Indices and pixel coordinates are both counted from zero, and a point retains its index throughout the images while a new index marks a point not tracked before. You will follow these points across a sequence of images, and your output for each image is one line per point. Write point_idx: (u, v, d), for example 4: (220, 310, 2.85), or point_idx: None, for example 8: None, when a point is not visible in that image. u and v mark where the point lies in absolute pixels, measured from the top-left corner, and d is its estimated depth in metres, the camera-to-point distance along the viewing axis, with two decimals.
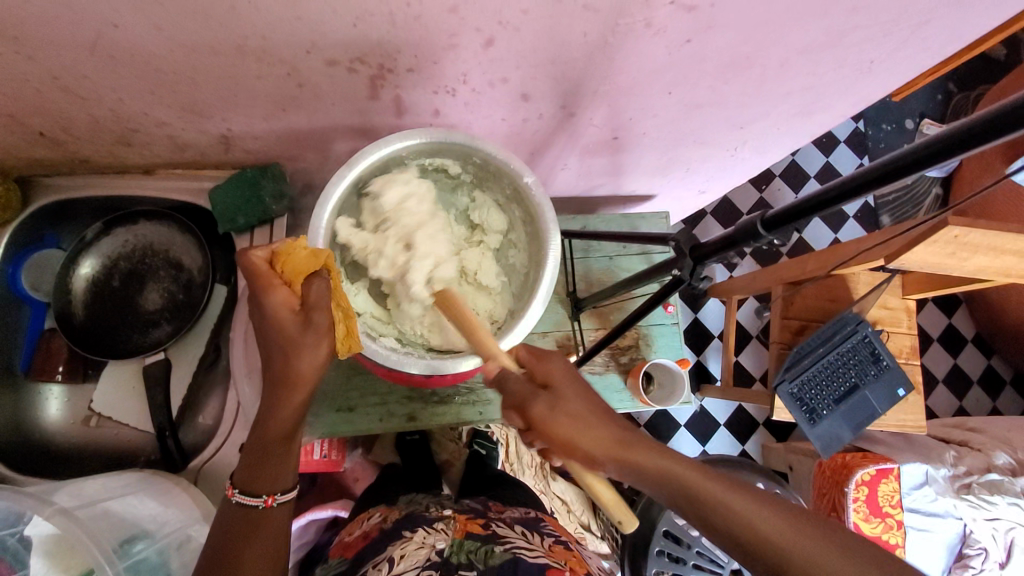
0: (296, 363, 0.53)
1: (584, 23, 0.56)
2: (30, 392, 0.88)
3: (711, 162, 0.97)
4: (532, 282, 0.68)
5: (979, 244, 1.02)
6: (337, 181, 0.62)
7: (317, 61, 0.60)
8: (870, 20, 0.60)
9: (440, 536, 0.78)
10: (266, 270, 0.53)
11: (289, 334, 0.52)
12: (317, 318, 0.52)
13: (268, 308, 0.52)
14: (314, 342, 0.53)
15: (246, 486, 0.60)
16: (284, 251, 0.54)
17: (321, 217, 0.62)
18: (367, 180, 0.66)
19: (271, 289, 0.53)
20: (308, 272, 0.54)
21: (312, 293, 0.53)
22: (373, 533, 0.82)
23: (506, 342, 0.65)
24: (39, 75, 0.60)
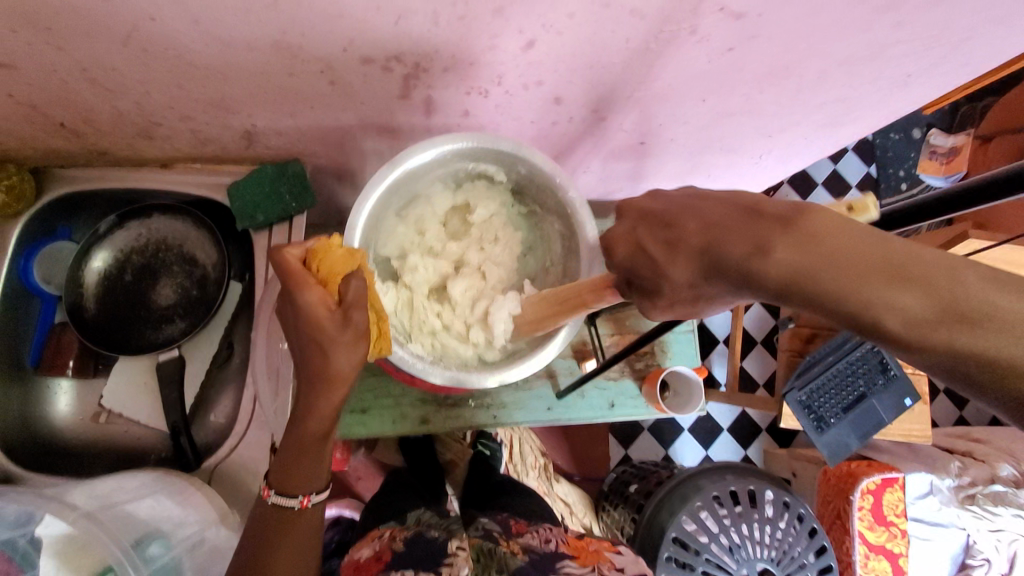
0: (334, 361, 0.52)
1: (629, 28, 0.55)
2: (40, 387, 0.87)
3: (733, 170, 0.97)
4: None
5: (995, 258, 1.02)
6: (379, 180, 0.60)
7: (353, 59, 0.59)
8: (913, 34, 0.59)
9: (461, 561, 0.77)
10: (300, 269, 0.52)
11: (325, 333, 0.51)
12: (355, 316, 0.51)
13: (303, 307, 0.51)
14: (350, 343, 0.52)
15: (282, 486, 0.59)
16: (319, 248, 0.53)
17: (359, 216, 0.61)
18: (406, 181, 0.65)
19: (307, 287, 0.51)
20: (345, 270, 0.53)
21: (350, 291, 0.51)
22: (387, 555, 0.81)
23: (533, 364, 0.65)
24: (66, 66, 0.58)
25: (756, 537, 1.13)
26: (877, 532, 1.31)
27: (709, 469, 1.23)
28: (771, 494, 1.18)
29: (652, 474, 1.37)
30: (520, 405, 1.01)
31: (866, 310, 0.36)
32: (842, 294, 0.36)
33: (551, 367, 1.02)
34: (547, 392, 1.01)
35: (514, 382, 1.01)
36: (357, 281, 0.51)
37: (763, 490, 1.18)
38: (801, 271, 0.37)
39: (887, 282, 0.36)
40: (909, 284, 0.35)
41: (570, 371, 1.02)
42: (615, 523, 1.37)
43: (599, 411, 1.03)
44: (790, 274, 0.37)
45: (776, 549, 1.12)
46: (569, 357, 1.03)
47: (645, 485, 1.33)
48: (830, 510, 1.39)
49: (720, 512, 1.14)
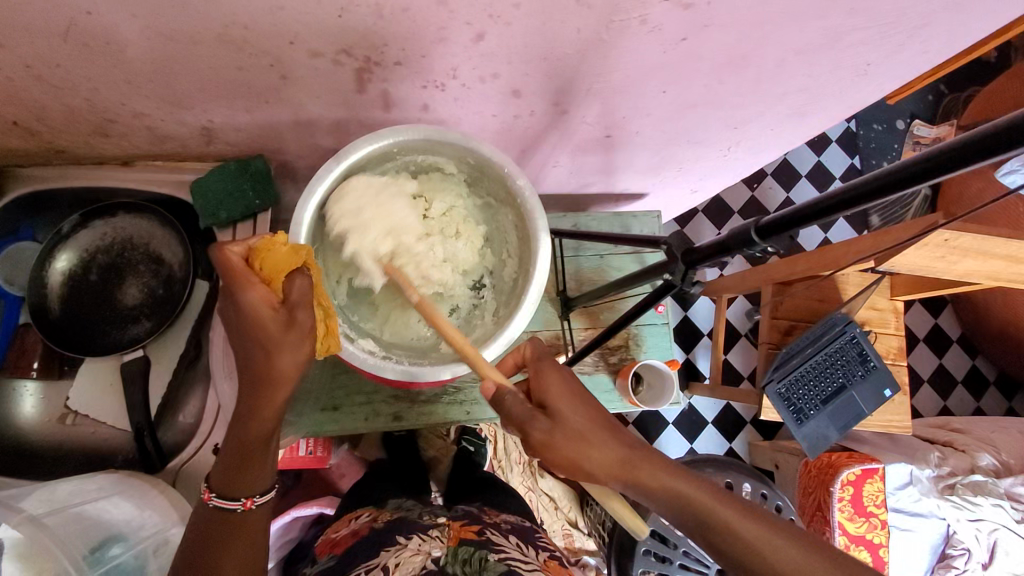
0: (278, 361, 0.51)
1: (578, 18, 0.55)
2: (4, 389, 0.86)
3: (703, 162, 0.96)
4: (520, 289, 0.68)
5: (967, 247, 1.02)
6: (323, 175, 0.61)
7: (301, 52, 0.58)
8: (868, 22, 0.59)
9: (436, 544, 0.76)
10: (242, 268, 0.51)
11: (269, 333, 0.51)
12: (300, 315, 0.52)
13: (245, 306, 0.50)
14: (295, 342, 0.52)
15: (224, 490, 0.59)
16: (262, 246, 0.54)
17: (303, 213, 0.61)
18: (356, 175, 0.65)
19: (249, 286, 0.51)
20: (289, 269, 0.53)
21: (294, 290, 0.52)
22: (361, 534, 0.81)
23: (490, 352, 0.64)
24: (8, 63, 0.57)
25: None
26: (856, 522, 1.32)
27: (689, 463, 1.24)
28: (749, 487, 1.20)
29: None
30: None
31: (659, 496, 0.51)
32: (710, 515, 0.50)
33: None
34: None
35: None
36: (302, 280, 0.53)
37: (740, 483, 1.21)
38: (618, 463, 0.52)
39: (746, 535, 0.49)
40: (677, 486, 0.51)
41: None
42: (598, 517, 1.36)
43: None
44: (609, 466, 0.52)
45: None
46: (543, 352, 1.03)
47: None
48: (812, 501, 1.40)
49: None
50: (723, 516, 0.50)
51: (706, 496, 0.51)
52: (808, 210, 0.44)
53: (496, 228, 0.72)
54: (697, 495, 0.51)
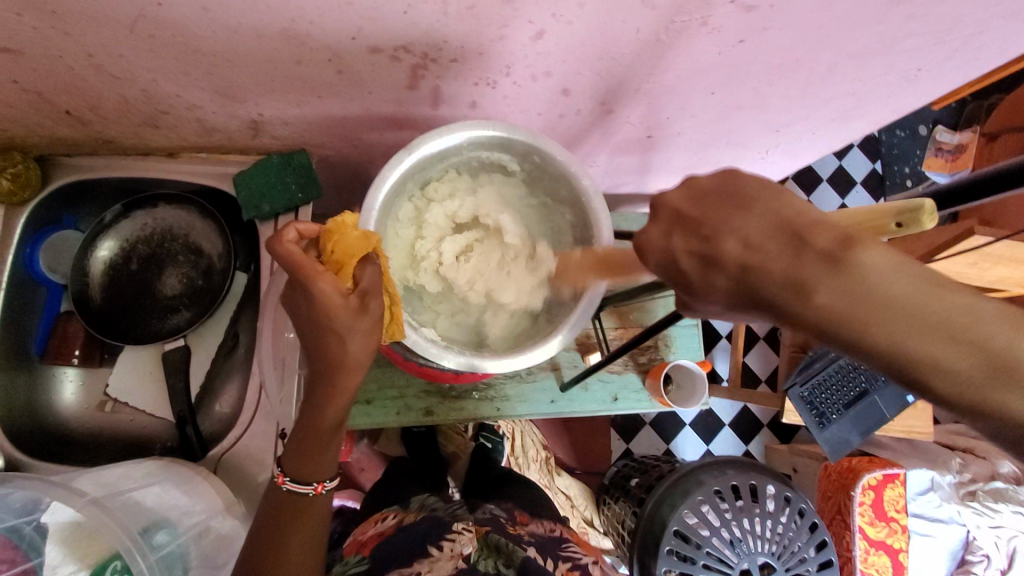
0: (351, 348, 0.52)
1: (640, 19, 0.55)
2: (46, 375, 0.87)
3: (739, 165, 0.96)
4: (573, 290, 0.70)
5: (1000, 255, 1.02)
6: (396, 164, 0.61)
7: (361, 48, 0.58)
8: (925, 27, 0.59)
9: (465, 541, 0.77)
10: (307, 259, 0.51)
11: (342, 322, 0.51)
12: (372, 303, 0.52)
13: (319, 295, 0.50)
14: (365, 329, 0.52)
15: (295, 474, 0.61)
16: (330, 233, 0.54)
17: (375, 198, 0.62)
18: (420, 169, 0.67)
19: (322, 275, 0.50)
20: (359, 254, 0.54)
21: (366, 277, 0.53)
22: (391, 533, 0.80)
23: (542, 349, 0.65)
24: (72, 52, 0.58)
25: (758, 531, 1.13)
26: (876, 527, 1.32)
27: (711, 463, 1.23)
28: (773, 489, 1.19)
29: (654, 468, 1.37)
30: (524, 397, 1.01)
31: (944, 370, 0.35)
32: (879, 300, 0.35)
33: (555, 360, 1.02)
34: (551, 384, 1.02)
35: (518, 374, 1.01)
36: (372, 267, 0.54)
37: (765, 485, 1.20)
38: (845, 288, 0.35)
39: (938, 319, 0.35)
40: (985, 323, 0.34)
41: (574, 364, 1.03)
42: (615, 516, 1.37)
43: (603, 403, 1.03)
44: (884, 295, 0.35)
45: (777, 543, 1.13)
46: (572, 350, 1.03)
47: (647, 479, 1.33)
48: (831, 506, 1.40)
49: (721, 506, 1.15)
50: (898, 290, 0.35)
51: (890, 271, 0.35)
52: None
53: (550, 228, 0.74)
54: (884, 280, 0.35)
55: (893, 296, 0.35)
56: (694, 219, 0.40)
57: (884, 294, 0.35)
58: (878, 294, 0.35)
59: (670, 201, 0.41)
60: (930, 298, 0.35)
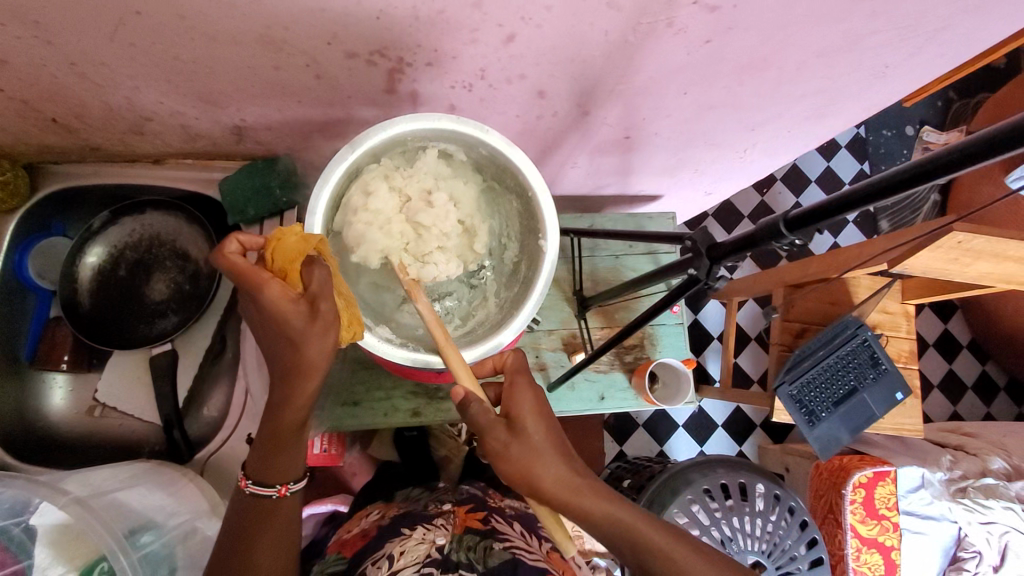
0: (307, 351, 0.53)
1: (607, 21, 0.56)
2: (35, 381, 0.88)
3: (719, 164, 0.98)
4: (524, 275, 0.72)
5: (981, 249, 1.03)
6: (336, 162, 0.62)
7: (337, 53, 0.60)
8: (888, 25, 0.61)
9: (440, 532, 0.76)
10: (251, 268, 0.52)
11: (295, 325, 0.52)
12: (322, 305, 0.52)
13: (266, 304, 0.52)
14: (321, 332, 0.53)
15: (258, 477, 0.62)
16: (273, 239, 0.54)
17: (318, 200, 0.63)
18: (367, 162, 0.66)
19: (266, 284, 0.52)
20: (301, 258, 0.54)
21: (314, 281, 0.53)
22: (372, 531, 0.80)
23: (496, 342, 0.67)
24: (56, 61, 0.60)
25: (749, 529, 1.13)
26: (869, 525, 1.32)
27: (702, 462, 1.23)
28: (763, 488, 1.19)
29: (646, 469, 1.37)
30: None
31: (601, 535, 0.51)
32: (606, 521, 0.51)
33: (542, 360, 1.03)
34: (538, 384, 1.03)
35: None
36: (320, 270, 0.53)
37: (754, 484, 1.20)
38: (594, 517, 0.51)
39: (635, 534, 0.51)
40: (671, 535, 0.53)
41: (561, 363, 1.04)
42: None
43: (589, 402, 1.04)
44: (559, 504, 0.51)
45: (767, 542, 1.14)
46: (559, 350, 1.04)
47: (639, 479, 1.34)
48: (823, 504, 1.40)
49: (711, 505, 1.15)
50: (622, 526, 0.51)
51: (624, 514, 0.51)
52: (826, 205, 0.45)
53: (502, 215, 0.75)
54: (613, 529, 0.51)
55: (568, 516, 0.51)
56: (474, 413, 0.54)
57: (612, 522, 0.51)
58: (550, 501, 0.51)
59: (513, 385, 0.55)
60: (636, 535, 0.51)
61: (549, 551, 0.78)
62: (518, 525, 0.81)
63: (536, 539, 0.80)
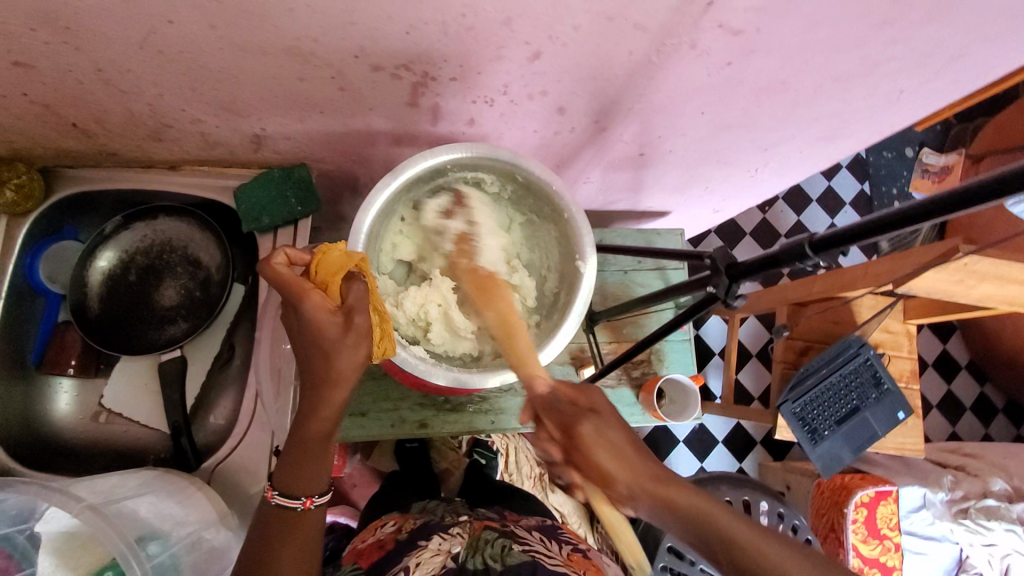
0: (337, 362, 0.54)
1: (632, 41, 0.57)
2: (41, 386, 0.87)
3: (729, 183, 0.99)
4: (564, 303, 0.71)
5: (986, 272, 1.03)
6: (381, 187, 0.63)
7: (363, 66, 0.60)
8: (904, 52, 0.62)
9: (457, 540, 0.76)
10: (295, 279, 0.53)
11: (329, 336, 0.53)
12: (357, 319, 0.53)
13: (305, 313, 0.52)
14: (352, 345, 0.54)
15: (286, 488, 0.61)
16: (318, 254, 0.55)
17: (361, 220, 0.64)
18: (408, 188, 0.69)
19: (307, 293, 0.52)
20: (343, 272, 0.54)
21: (352, 295, 0.54)
22: (389, 545, 0.78)
23: (537, 360, 0.67)
24: (83, 66, 0.60)
25: None
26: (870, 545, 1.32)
27: (704, 479, 1.23)
28: (766, 505, 1.19)
29: None
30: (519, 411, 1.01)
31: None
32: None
33: (550, 374, 1.03)
34: None
35: (513, 388, 1.02)
36: (358, 285, 0.55)
37: (757, 501, 1.20)
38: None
39: None
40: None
41: (568, 378, 1.04)
42: (610, 533, 1.36)
43: None
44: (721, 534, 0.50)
45: None
46: (567, 363, 1.04)
47: None
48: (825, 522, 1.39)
49: None
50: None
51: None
52: (832, 239, 0.48)
53: (537, 244, 0.76)
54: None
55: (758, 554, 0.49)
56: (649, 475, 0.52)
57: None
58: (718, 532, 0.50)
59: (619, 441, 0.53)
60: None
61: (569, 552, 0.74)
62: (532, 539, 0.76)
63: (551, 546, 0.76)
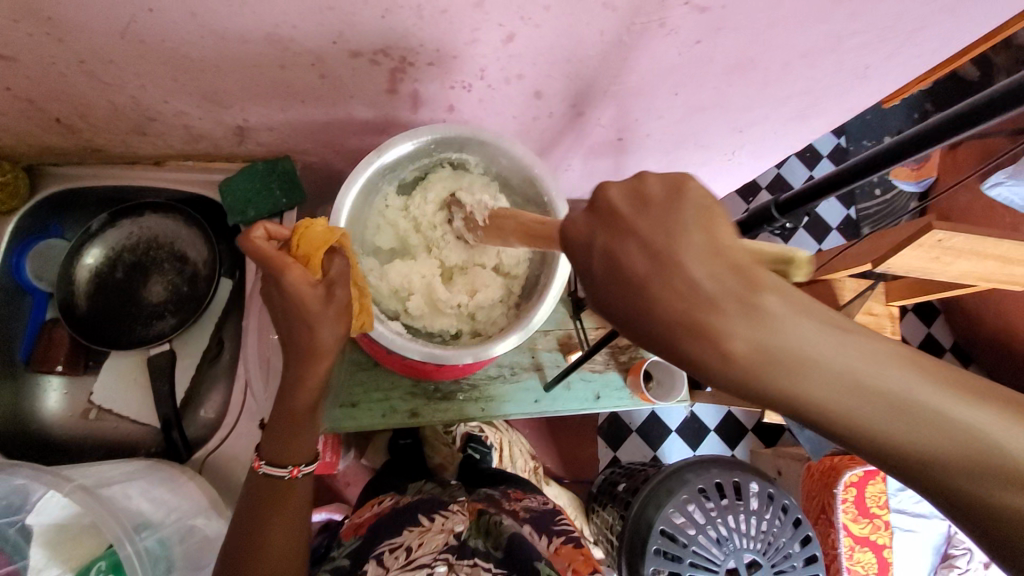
0: (319, 334, 0.55)
1: (602, 20, 0.59)
2: (29, 384, 0.87)
3: (708, 167, 1.01)
4: (543, 282, 0.72)
5: (961, 248, 1.06)
6: (362, 166, 0.65)
7: (342, 52, 0.62)
8: (866, 27, 0.64)
9: (458, 519, 0.77)
10: (276, 254, 0.53)
11: (311, 309, 0.54)
12: (338, 291, 0.55)
13: (286, 286, 0.53)
14: (334, 317, 0.55)
15: (272, 458, 0.62)
16: (300, 227, 0.56)
17: (342, 199, 0.65)
18: (390, 169, 0.70)
19: (289, 267, 0.53)
20: (326, 247, 0.55)
21: (333, 268, 0.56)
22: (385, 513, 0.79)
23: (514, 337, 0.68)
24: (65, 58, 0.61)
25: (743, 528, 1.15)
26: (860, 524, 1.34)
27: (695, 461, 1.24)
28: (757, 486, 1.20)
29: (641, 472, 1.38)
30: (508, 397, 1.02)
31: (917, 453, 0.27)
32: (826, 378, 0.27)
33: (538, 360, 1.04)
34: (534, 384, 1.04)
35: (502, 375, 1.03)
36: (339, 259, 0.56)
37: (748, 482, 1.21)
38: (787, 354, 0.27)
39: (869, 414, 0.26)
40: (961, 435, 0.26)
41: (557, 363, 1.05)
42: (604, 522, 1.37)
43: (586, 402, 1.05)
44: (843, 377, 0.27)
45: (763, 541, 1.15)
46: (554, 350, 1.05)
47: (633, 483, 1.34)
48: (815, 504, 1.41)
49: (706, 505, 1.16)
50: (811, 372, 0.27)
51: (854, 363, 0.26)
52: (796, 198, 0.49)
53: None
54: (835, 391, 0.27)
55: (940, 403, 0.26)
56: (616, 212, 0.33)
57: (808, 375, 0.27)
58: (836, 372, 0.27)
59: (608, 199, 0.34)
60: (908, 415, 0.26)
61: (559, 545, 0.74)
62: (527, 527, 0.77)
63: (546, 534, 0.77)
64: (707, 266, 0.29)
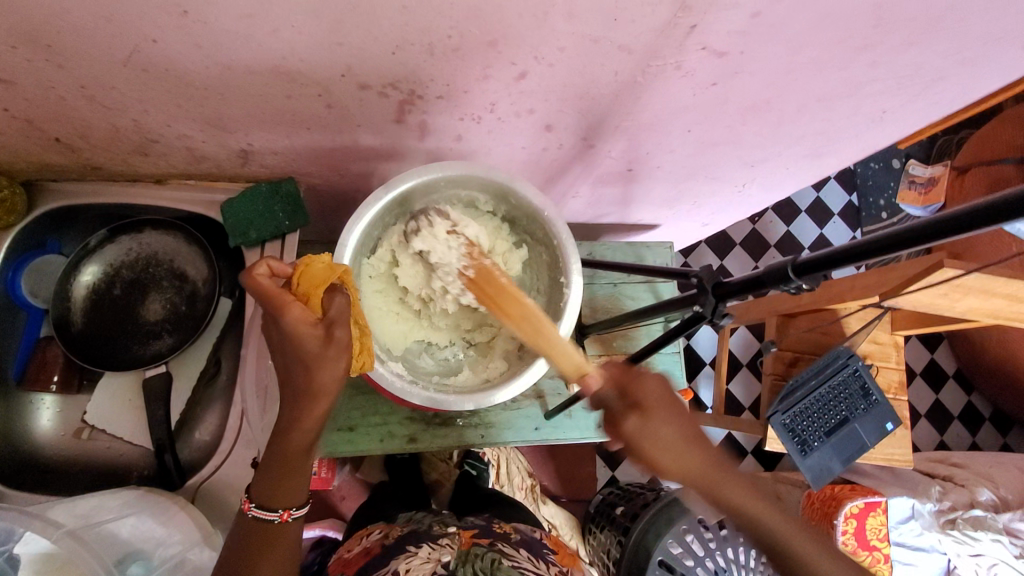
0: (318, 376, 0.52)
1: (617, 62, 0.58)
2: (21, 402, 0.86)
3: (717, 198, 1.00)
4: (547, 327, 0.71)
5: (971, 286, 1.04)
6: (372, 201, 0.63)
7: (350, 84, 0.60)
8: (886, 74, 0.63)
9: (447, 550, 0.74)
10: (276, 291, 0.52)
11: (309, 349, 0.52)
12: (338, 332, 0.52)
13: (285, 326, 0.51)
14: (333, 357, 0.52)
15: (263, 502, 0.60)
16: (301, 265, 0.55)
17: (350, 234, 0.64)
18: (401, 204, 0.69)
19: (287, 306, 0.52)
20: (326, 284, 0.54)
21: (333, 307, 0.53)
22: (375, 548, 0.79)
23: (511, 389, 0.66)
24: (65, 83, 0.59)
25: (742, 561, 1.13)
26: (859, 556, 1.32)
27: None
28: None
29: (639, 496, 1.36)
30: (509, 424, 1.01)
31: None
32: (764, 517, 0.52)
33: (539, 387, 1.03)
34: (535, 412, 1.02)
35: (503, 402, 1.02)
36: (340, 297, 0.54)
37: None
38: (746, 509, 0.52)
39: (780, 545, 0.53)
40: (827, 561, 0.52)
41: (558, 392, 1.04)
42: (601, 545, 1.36)
43: (587, 431, 1.03)
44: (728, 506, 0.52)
45: (760, 573, 1.13)
46: (556, 378, 1.04)
47: (632, 507, 1.32)
48: None
49: (705, 535, 1.14)
50: (764, 518, 0.52)
51: (773, 518, 0.52)
52: (817, 260, 0.48)
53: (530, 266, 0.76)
54: (773, 528, 0.52)
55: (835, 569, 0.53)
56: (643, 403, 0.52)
57: (757, 518, 0.52)
58: (792, 544, 0.52)
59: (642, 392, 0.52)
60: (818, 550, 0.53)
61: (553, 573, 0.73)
62: (521, 551, 0.76)
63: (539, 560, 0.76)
64: (693, 450, 0.51)
